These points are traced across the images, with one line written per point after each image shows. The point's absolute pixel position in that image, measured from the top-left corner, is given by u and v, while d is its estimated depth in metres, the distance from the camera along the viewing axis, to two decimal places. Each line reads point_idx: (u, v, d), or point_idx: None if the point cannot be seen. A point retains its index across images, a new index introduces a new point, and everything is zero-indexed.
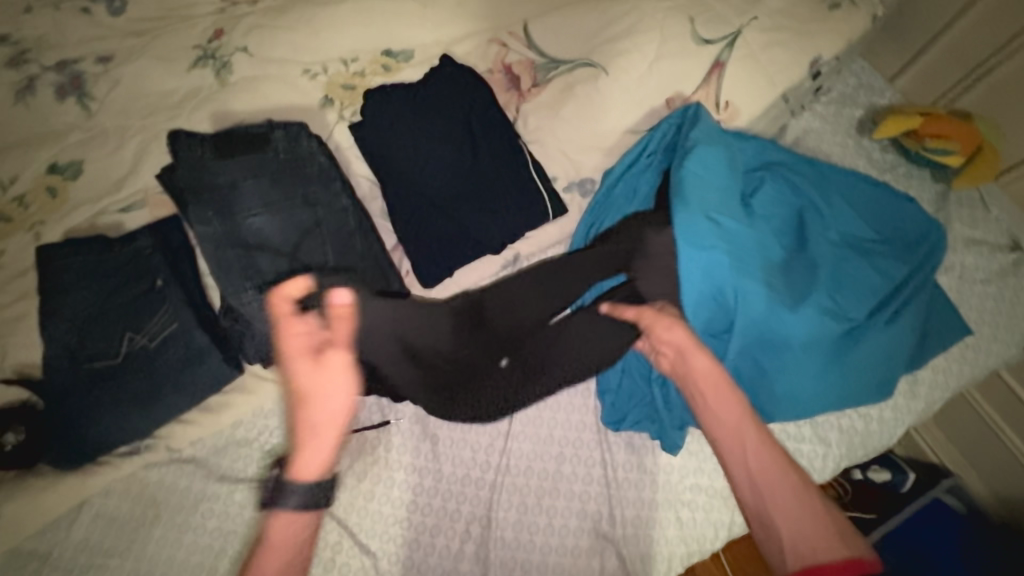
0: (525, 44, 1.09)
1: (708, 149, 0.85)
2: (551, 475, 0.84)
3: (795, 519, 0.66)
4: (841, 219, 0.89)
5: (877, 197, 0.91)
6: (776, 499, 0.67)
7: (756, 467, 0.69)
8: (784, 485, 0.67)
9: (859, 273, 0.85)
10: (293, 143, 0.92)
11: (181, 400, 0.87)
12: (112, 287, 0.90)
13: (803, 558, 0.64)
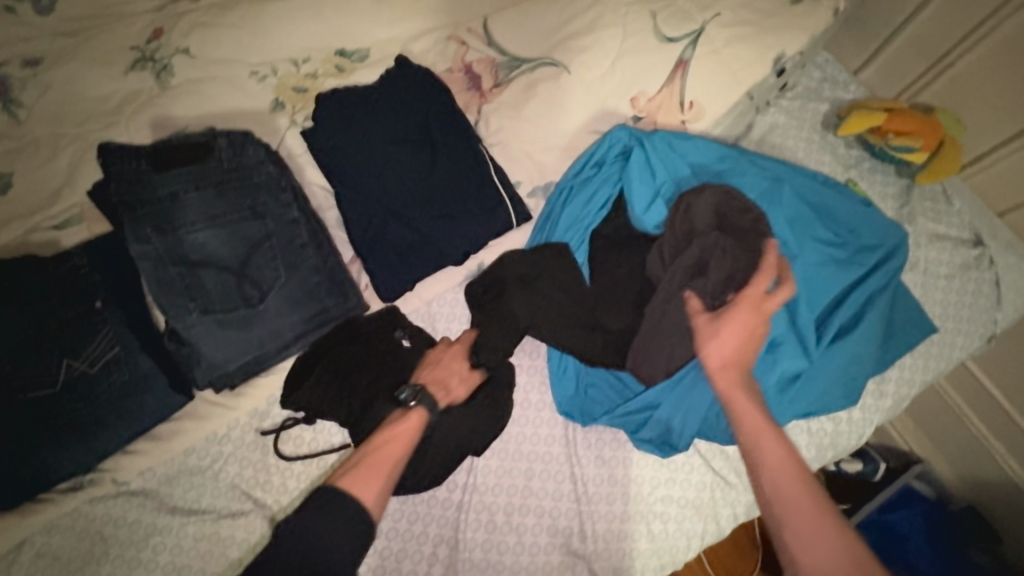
0: (485, 42, 1.05)
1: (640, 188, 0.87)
2: (519, 493, 0.82)
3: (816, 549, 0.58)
4: (794, 217, 0.83)
5: (831, 196, 0.86)
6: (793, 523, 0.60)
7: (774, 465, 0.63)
8: (818, 524, 0.59)
9: (809, 280, 0.80)
10: (238, 151, 0.87)
11: (126, 429, 0.82)
12: (45, 310, 0.84)
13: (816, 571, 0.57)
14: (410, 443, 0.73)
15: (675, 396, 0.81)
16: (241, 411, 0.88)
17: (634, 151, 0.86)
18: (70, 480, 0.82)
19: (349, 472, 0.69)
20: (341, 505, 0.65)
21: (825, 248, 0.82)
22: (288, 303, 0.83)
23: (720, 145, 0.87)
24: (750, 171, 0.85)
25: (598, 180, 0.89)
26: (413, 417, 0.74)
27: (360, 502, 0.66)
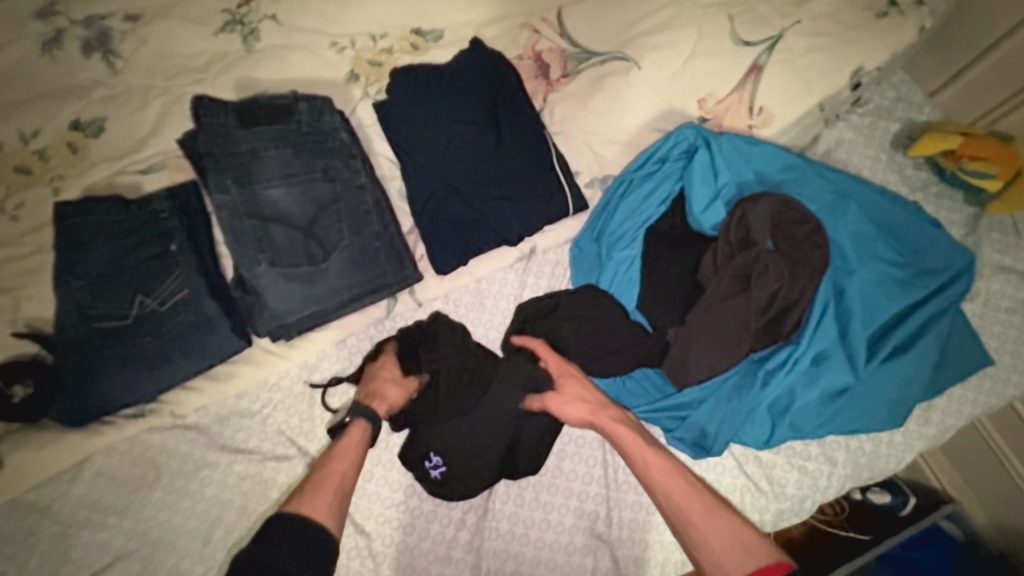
0: (558, 33, 1.08)
1: (702, 189, 0.86)
2: (551, 472, 0.84)
3: (713, 548, 0.65)
4: (858, 233, 0.80)
5: (896, 214, 0.83)
6: (694, 531, 0.67)
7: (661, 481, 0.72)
8: (710, 526, 0.66)
9: (865, 297, 0.77)
10: (316, 116, 0.90)
11: (188, 365, 0.87)
12: (127, 247, 0.90)
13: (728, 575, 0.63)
14: (357, 457, 0.75)
15: (715, 399, 0.79)
16: (293, 362, 0.92)
17: (700, 151, 0.86)
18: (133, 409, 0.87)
19: (302, 499, 0.69)
20: (301, 533, 0.65)
21: (887, 267, 0.79)
22: (347, 265, 0.87)
23: (785, 152, 0.86)
24: (815, 183, 0.84)
25: (659, 175, 0.89)
26: (354, 430, 0.76)
27: (321, 525, 0.66)
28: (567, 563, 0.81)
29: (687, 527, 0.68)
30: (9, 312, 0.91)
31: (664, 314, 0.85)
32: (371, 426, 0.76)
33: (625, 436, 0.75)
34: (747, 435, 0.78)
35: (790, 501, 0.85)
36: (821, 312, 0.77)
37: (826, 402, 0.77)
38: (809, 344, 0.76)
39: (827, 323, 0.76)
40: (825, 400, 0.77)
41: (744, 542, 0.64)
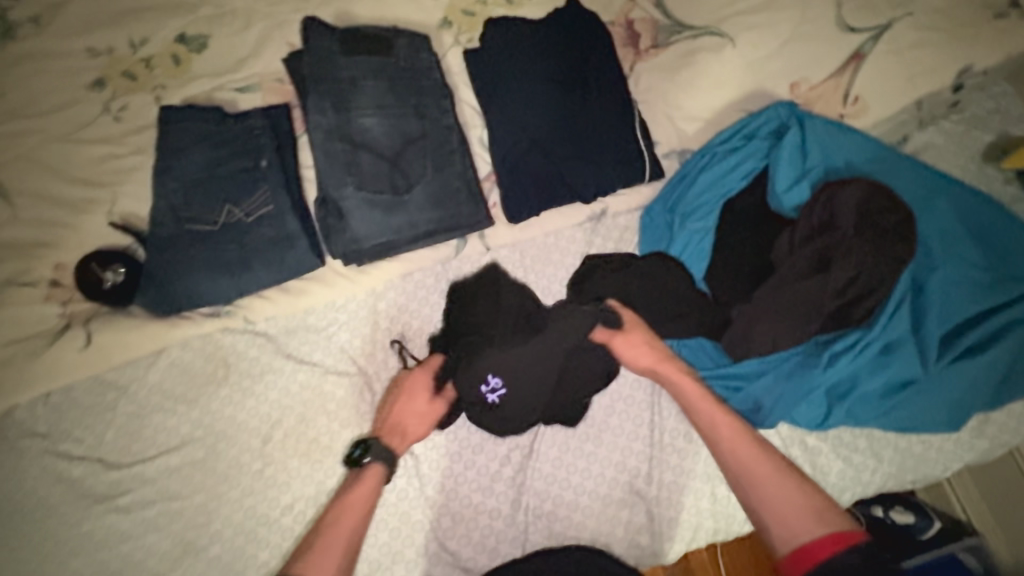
0: (653, 3, 1.07)
1: (787, 168, 0.85)
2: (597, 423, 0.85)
3: (778, 507, 0.68)
4: (947, 232, 0.79)
5: (987, 219, 0.82)
6: (759, 489, 0.70)
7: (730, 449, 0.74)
8: (778, 486, 0.69)
9: (945, 295, 0.76)
10: (415, 53, 0.92)
11: (266, 274, 0.92)
12: (220, 157, 0.94)
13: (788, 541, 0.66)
14: (368, 502, 0.74)
15: (773, 375, 0.80)
16: (360, 288, 0.95)
17: (791, 130, 0.86)
18: (211, 309, 0.93)
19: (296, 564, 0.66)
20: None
21: (973, 268, 0.78)
22: (428, 200, 0.89)
23: (878, 143, 0.86)
24: (906, 176, 0.83)
25: (745, 150, 0.88)
26: (368, 474, 0.75)
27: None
28: (604, 512, 0.83)
29: (751, 484, 0.71)
30: (107, 206, 0.96)
31: (728, 289, 0.86)
32: (384, 470, 0.76)
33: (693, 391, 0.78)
34: (800, 413, 0.78)
35: (829, 489, 0.85)
36: (897, 303, 0.76)
37: (887, 393, 0.77)
38: (880, 334, 0.76)
39: (902, 315, 0.76)
40: (885, 390, 0.77)
41: (813, 506, 0.68)
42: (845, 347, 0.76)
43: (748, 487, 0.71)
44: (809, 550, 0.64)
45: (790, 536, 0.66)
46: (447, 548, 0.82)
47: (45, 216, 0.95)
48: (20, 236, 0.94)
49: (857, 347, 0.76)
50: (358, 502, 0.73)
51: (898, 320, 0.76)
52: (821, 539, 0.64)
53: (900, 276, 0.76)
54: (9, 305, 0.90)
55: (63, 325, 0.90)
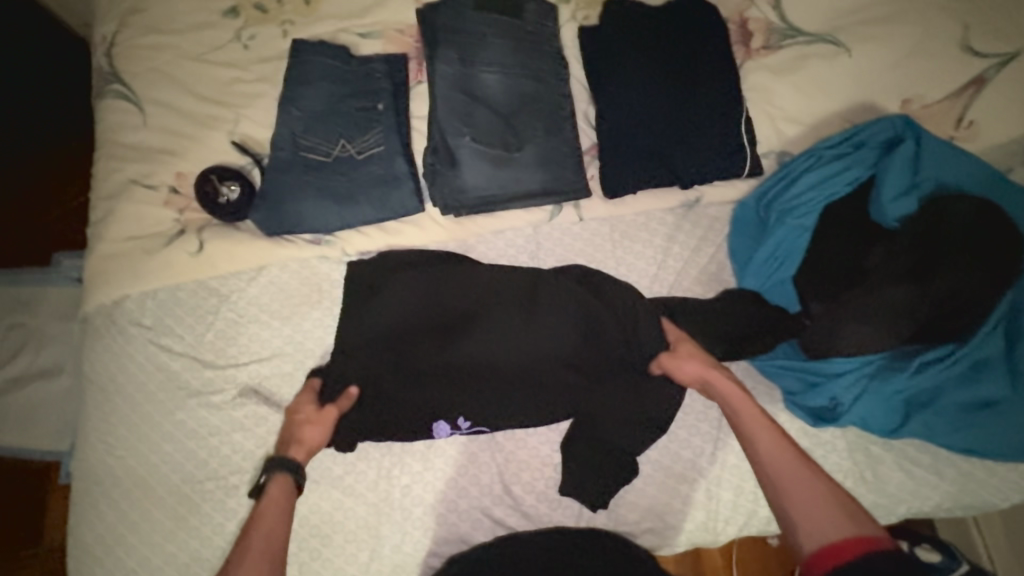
0: (771, 4, 1.07)
1: (896, 179, 0.85)
2: (502, 372, 0.85)
3: (811, 511, 0.67)
4: None
5: None
6: (789, 491, 0.69)
7: (770, 457, 0.72)
8: (812, 490, 0.68)
9: None
10: (542, 19, 0.95)
11: (369, 211, 0.96)
12: (342, 94, 0.98)
13: (815, 539, 0.65)
14: (284, 517, 0.73)
15: (855, 375, 0.80)
16: (451, 237, 0.98)
17: (906, 143, 0.86)
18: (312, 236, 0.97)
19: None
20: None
21: None
22: (537, 160, 0.93)
23: (991, 169, 0.86)
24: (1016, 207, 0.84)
25: (853, 157, 0.89)
26: (274, 488, 0.75)
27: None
28: (664, 484, 0.85)
29: (785, 489, 0.70)
30: (229, 125, 1.02)
31: (816, 287, 0.86)
32: (293, 479, 0.75)
33: (735, 395, 0.77)
34: (876, 414, 0.80)
35: (888, 498, 0.85)
36: (990, 323, 0.78)
37: (962, 410, 0.79)
38: (968, 349, 0.77)
39: (994, 336, 0.78)
40: (962, 405, 0.79)
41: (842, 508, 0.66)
42: (932, 357, 0.78)
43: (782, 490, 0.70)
44: (835, 550, 0.63)
45: (814, 538, 0.65)
46: (510, 492, 0.85)
47: (171, 127, 1.02)
48: (148, 142, 1.01)
49: (942, 359, 0.78)
50: (269, 506, 0.73)
51: (988, 340, 0.78)
52: (856, 539, 0.63)
53: (999, 298, 0.78)
54: (131, 203, 0.97)
55: (177, 230, 0.96)
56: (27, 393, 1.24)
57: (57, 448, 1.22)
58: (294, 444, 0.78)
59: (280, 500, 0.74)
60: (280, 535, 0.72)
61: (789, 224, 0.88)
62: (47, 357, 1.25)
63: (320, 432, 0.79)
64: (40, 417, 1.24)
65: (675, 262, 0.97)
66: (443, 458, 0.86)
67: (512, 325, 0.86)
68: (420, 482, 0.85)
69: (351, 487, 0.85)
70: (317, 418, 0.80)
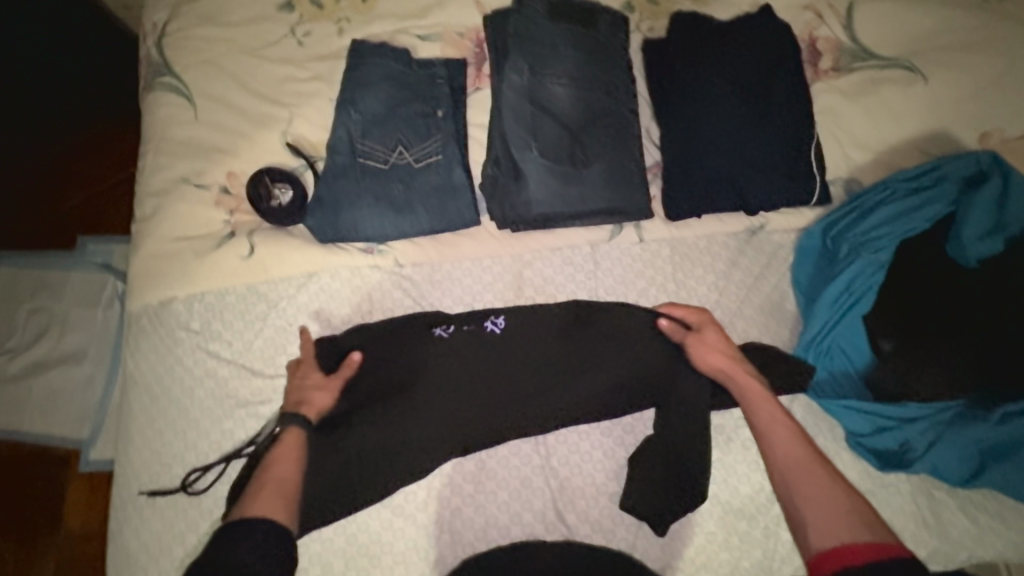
0: (842, 24, 1.04)
1: (980, 218, 0.82)
2: (526, 410, 0.83)
3: (819, 511, 0.63)
4: None
5: None
6: (801, 488, 0.65)
7: (783, 451, 0.69)
8: (819, 488, 0.65)
9: None
10: (614, 31, 0.93)
11: (425, 221, 0.93)
12: (401, 99, 0.95)
13: (823, 539, 0.60)
14: (298, 460, 0.73)
15: (928, 420, 0.79)
16: (508, 252, 0.96)
17: (991, 182, 0.84)
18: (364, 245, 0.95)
19: (247, 506, 0.64)
20: (246, 539, 0.59)
21: None
22: (604, 179, 0.90)
23: None
24: None
25: (934, 191, 0.86)
26: (285, 439, 0.75)
27: (270, 520, 0.62)
28: (723, 519, 0.84)
29: (793, 486, 0.66)
30: (282, 125, 0.99)
31: (887, 326, 0.84)
32: (303, 430, 0.76)
33: (756, 390, 0.75)
34: (952, 463, 0.78)
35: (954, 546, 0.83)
36: None
37: None
38: None
39: None
40: None
41: (855, 513, 0.62)
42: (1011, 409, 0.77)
43: (793, 487, 0.66)
44: (840, 550, 0.58)
45: (822, 537, 0.60)
46: (564, 520, 0.83)
47: (223, 123, 0.99)
48: (199, 137, 0.98)
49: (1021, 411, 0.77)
50: (287, 452, 0.73)
51: None
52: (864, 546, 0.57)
53: None
54: (183, 203, 0.95)
55: (228, 232, 0.94)
56: (49, 378, 1.21)
57: (79, 435, 1.19)
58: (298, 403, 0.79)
59: (296, 443, 0.74)
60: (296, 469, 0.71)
61: (863, 261, 0.86)
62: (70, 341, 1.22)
63: (330, 398, 0.81)
64: (62, 403, 1.20)
65: (737, 288, 0.94)
66: (495, 482, 0.84)
67: (440, 399, 0.83)
68: (472, 505, 0.84)
69: (401, 507, 0.83)
70: (315, 386, 0.81)
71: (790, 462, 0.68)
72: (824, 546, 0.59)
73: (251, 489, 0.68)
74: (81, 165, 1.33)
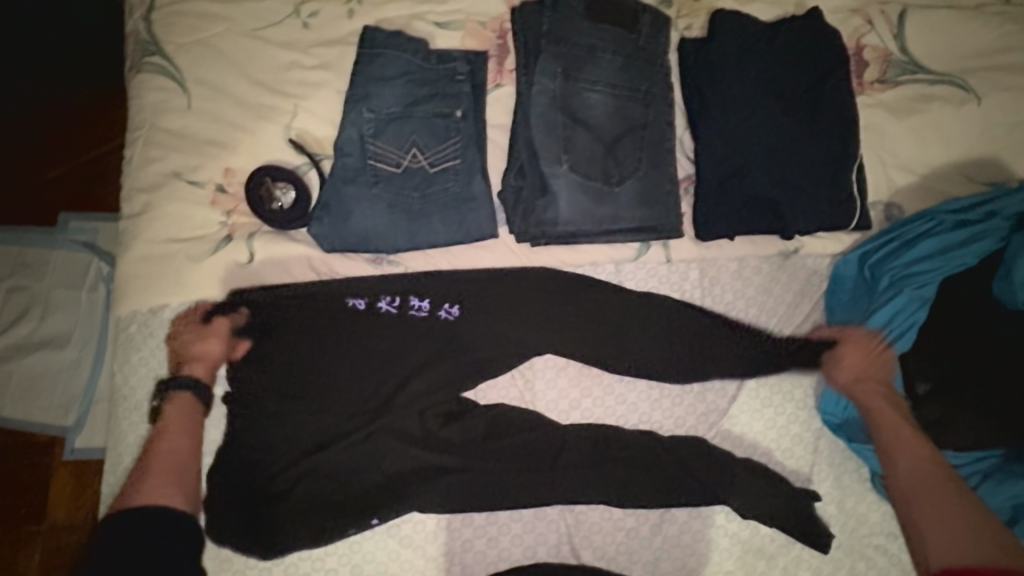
0: (893, 33, 0.96)
1: None
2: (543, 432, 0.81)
3: (943, 528, 0.70)
4: None
5: None
6: (928, 507, 0.72)
7: (910, 470, 0.76)
8: (943, 507, 0.72)
9: None
10: (655, 33, 0.88)
11: (442, 232, 0.86)
12: (419, 96, 0.87)
13: (947, 554, 0.67)
14: (190, 421, 0.81)
15: (965, 471, 0.79)
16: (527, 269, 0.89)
17: None
18: (383, 301, 0.85)
19: (137, 489, 0.73)
20: (147, 515, 0.69)
21: None
22: (637, 196, 0.85)
23: None
24: None
25: (983, 227, 0.82)
26: (178, 402, 0.82)
27: (166, 502, 0.71)
28: (742, 560, 0.82)
29: (917, 505, 0.73)
30: (286, 118, 0.90)
31: (926, 368, 0.82)
32: (191, 394, 0.82)
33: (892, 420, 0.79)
34: None
35: None
36: None
37: None
38: None
39: None
40: None
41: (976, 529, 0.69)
42: None
43: (916, 505, 0.73)
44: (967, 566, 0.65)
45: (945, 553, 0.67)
46: (578, 555, 0.81)
47: (220, 114, 0.90)
48: (193, 128, 0.89)
49: None
50: (178, 416, 0.81)
51: None
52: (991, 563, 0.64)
53: None
54: (174, 200, 0.87)
55: (224, 235, 0.87)
56: (27, 368, 1.13)
57: (61, 423, 1.12)
58: (187, 357, 0.83)
59: (187, 411, 0.81)
60: (186, 441, 0.79)
61: (905, 298, 0.82)
62: (50, 332, 1.14)
63: (220, 350, 0.84)
64: (40, 397, 1.13)
65: (767, 317, 0.89)
66: (508, 514, 0.81)
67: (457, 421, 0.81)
68: (483, 538, 0.80)
69: (409, 538, 0.80)
70: (201, 339, 0.84)
71: (918, 479, 0.75)
72: (944, 559, 0.67)
73: (144, 459, 0.77)
74: (55, 140, 1.22)
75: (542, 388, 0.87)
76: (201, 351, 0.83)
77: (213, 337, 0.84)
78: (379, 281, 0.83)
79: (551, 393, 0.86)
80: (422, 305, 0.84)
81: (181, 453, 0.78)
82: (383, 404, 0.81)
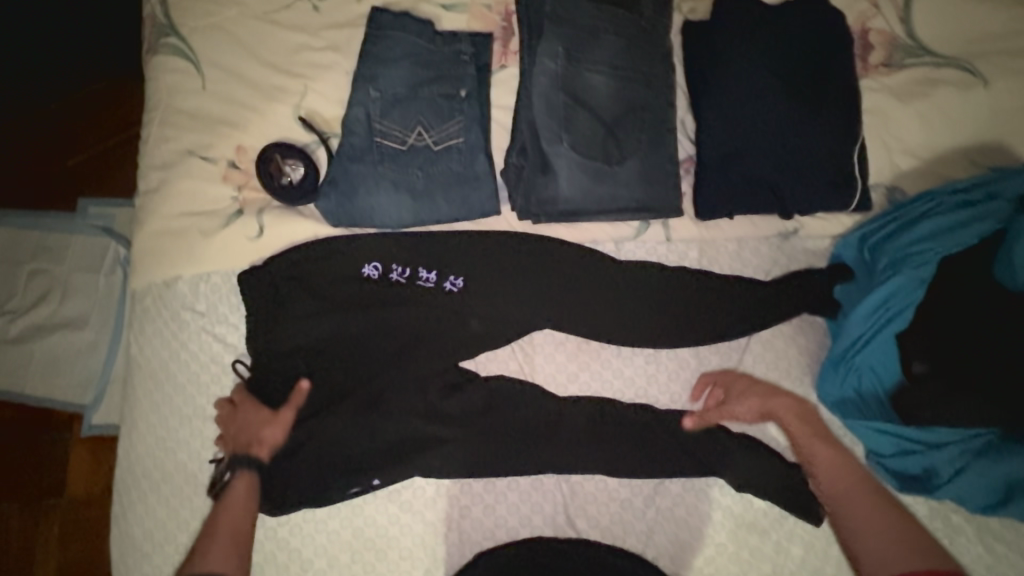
0: (899, 16, 0.96)
1: None
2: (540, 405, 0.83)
3: (877, 537, 0.70)
4: None
5: None
6: (853, 516, 0.72)
7: (834, 477, 0.76)
8: (873, 514, 0.71)
9: None
10: (658, 15, 0.89)
11: (444, 209, 0.87)
12: (424, 76, 0.89)
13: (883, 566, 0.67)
14: (248, 509, 0.75)
15: (960, 448, 0.79)
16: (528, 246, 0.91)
17: None
18: (366, 265, 0.86)
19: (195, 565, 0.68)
20: None
21: None
22: (637, 176, 0.87)
23: None
24: None
25: (984, 208, 0.82)
26: (238, 486, 0.76)
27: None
28: (735, 533, 0.83)
29: (847, 515, 0.73)
30: (295, 98, 0.93)
31: (924, 346, 0.81)
32: (254, 476, 0.77)
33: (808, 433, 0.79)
34: (978, 490, 0.78)
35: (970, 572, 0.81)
36: None
37: None
38: None
39: None
40: None
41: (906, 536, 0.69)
42: None
43: (844, 514, 0.73)
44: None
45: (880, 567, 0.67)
46: (574, 525, 0.83)
47: (232, 94, 0.93)
48: (206, 108, 0.92)
49: None
50: (237, 502, 0.75)
51: None
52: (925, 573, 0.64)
53: None
54: (187, 177, 0.90)
55: (235, 211, 0.90)
56: (48, 343, 1.17)
57: (79, 401, 1.17)
58: (251, 437, 0.78)
59: (250, 490, 0.76)
60: (246, 522, 0.74)
61: (906, 277, 0.81)
62: (70, 307, 1.18)
63: (280, 430, 0.79)
64: (60, 372, 1.17)
65: None
66: (505, 483, 0.83)
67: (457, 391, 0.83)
68: (481, 506, 0.82)
69: (409, 504, 0.83)
70: (264, 420, 0.79)
71: (843, 487, 0.74)
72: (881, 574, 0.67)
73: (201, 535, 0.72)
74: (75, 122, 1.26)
75: (541, 363, 0.88)
76: (269, 434, 0.79)
77: (275, 416, 0.79)
78: (385, 256, 0.86)
79: (550, 368, 0.88)
80: (402, 273, 0.85)
81: (237, 529, 0.73)
82: (386, 374, 0.83)
